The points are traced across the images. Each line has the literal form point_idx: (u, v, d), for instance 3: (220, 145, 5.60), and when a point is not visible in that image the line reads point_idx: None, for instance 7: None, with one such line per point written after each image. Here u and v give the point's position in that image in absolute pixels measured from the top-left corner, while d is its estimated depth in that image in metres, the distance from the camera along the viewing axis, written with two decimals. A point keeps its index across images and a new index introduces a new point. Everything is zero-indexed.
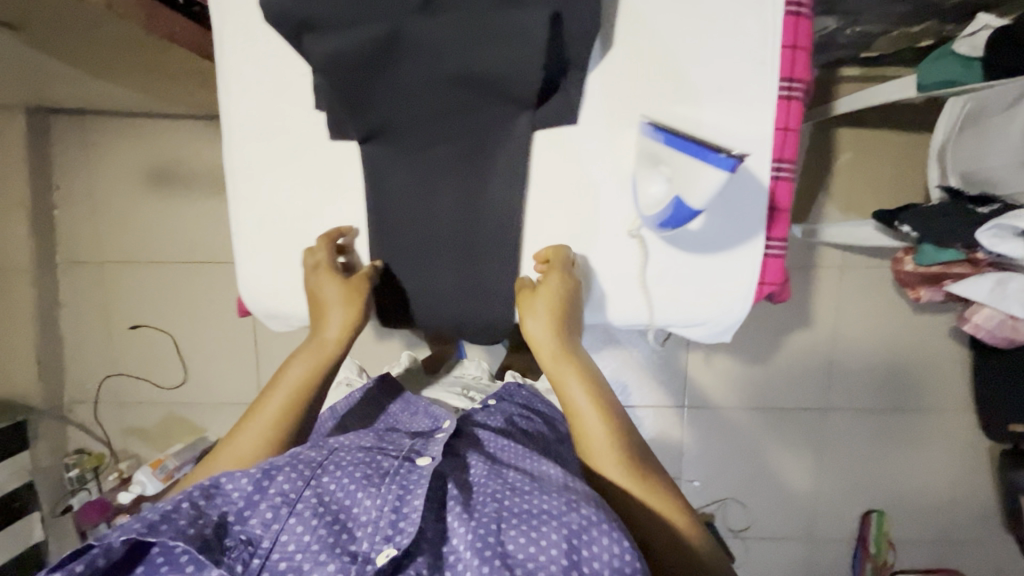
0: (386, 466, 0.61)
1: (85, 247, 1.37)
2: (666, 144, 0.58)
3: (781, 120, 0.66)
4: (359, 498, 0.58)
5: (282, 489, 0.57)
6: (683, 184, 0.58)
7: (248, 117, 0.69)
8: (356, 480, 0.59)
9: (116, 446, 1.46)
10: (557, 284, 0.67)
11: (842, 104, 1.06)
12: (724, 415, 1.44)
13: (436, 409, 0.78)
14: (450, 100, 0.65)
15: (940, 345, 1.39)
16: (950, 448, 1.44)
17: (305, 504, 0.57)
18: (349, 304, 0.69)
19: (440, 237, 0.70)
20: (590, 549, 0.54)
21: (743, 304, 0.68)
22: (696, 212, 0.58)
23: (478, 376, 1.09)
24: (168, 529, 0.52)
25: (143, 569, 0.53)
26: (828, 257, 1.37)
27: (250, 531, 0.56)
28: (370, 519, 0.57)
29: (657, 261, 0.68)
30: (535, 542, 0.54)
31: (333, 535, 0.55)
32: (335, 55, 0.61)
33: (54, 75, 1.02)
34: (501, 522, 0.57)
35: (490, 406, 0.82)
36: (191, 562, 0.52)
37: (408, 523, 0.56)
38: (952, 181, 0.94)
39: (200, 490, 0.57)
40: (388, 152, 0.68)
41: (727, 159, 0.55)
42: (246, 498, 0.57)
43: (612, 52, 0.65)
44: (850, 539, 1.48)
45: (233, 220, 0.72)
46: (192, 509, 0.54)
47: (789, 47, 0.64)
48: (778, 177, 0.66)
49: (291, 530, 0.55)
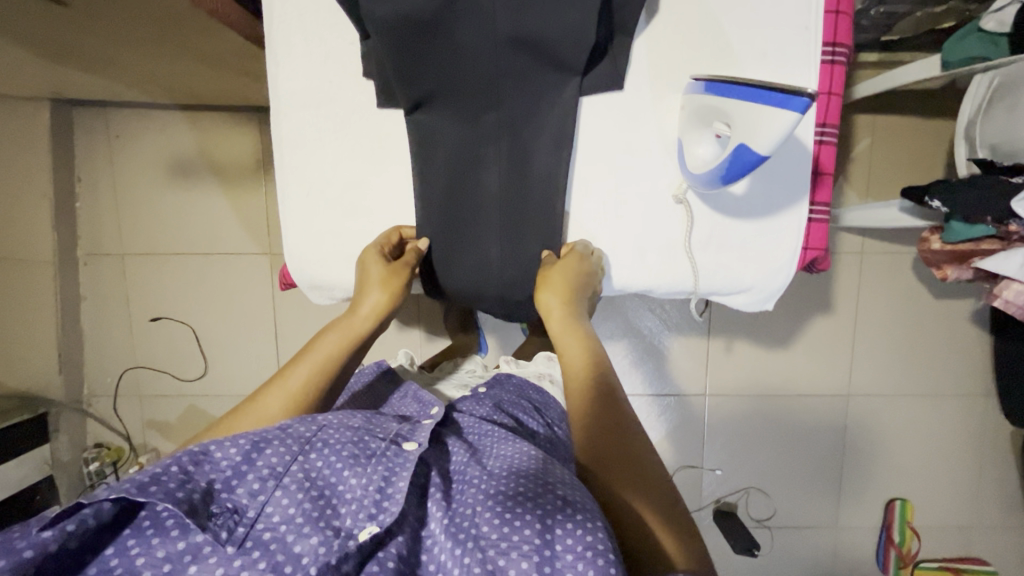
0: (374, 446, 0.57)
1: (108, 240, 1.38)
2: (719, 95, 0.58)
3: (824, 85, 0.67)
4: (344, 476, 0.53)
5: (270, 461, 0.52)
6: (746, 129, 0.56)
7: (294, 88, 0.70)
8: (343, 458, 0.54)
9: (135, 440, 1.46)
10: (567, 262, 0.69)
11: (863, 87, 1.08)
12: (746, 402, 1.43)
13: (424, 394, 0.74)
14: (495, 65, 0.66)
15: (961, 329, 1.39)
16: (973, 433, 1.44)
17: (292, 478, 0.51)
18: (390, 285, 0.70)
19: (484, 204, 0.72)
20: (563, 541, 0.46)
21: (787, 271, 0.70)
22: (762, 159, 0.57)
23: (476, 369, 1.03)
24: (158, 490, 0.46)
25: (128, 535, 0.46)
26: (847, 242, 1.37)
27: (237, 501, 0.49)
28: (355, 497, 0.52)
29: (702, 226, 0.69)
30: (510, 523, 0.48)
31: (318, 511, 0.49)
32: (393, 16, 0.62)
33: (88, 66, 1.04)
34: (484, 503, 0.51)
35: (480, 393, 0.80)
36: (179, 527, 0.46)
37: (392, 502, 0.51)
38: (979, 154, 0.96)
39: (188, 455, 0.50)
40: (437, 118, 0.70)
41: (800, 100, 0.53)
42: (235, 466, 0.51)
43: (659, 16, 0.66)
44: (874, 527, 1.48)
45: (281, 193, 0.73)
46: (180, 472, 0.48)
47: (832, 12, 0.65)
48: (822, 142, 0.68)
49: (276, 503, 0.49)
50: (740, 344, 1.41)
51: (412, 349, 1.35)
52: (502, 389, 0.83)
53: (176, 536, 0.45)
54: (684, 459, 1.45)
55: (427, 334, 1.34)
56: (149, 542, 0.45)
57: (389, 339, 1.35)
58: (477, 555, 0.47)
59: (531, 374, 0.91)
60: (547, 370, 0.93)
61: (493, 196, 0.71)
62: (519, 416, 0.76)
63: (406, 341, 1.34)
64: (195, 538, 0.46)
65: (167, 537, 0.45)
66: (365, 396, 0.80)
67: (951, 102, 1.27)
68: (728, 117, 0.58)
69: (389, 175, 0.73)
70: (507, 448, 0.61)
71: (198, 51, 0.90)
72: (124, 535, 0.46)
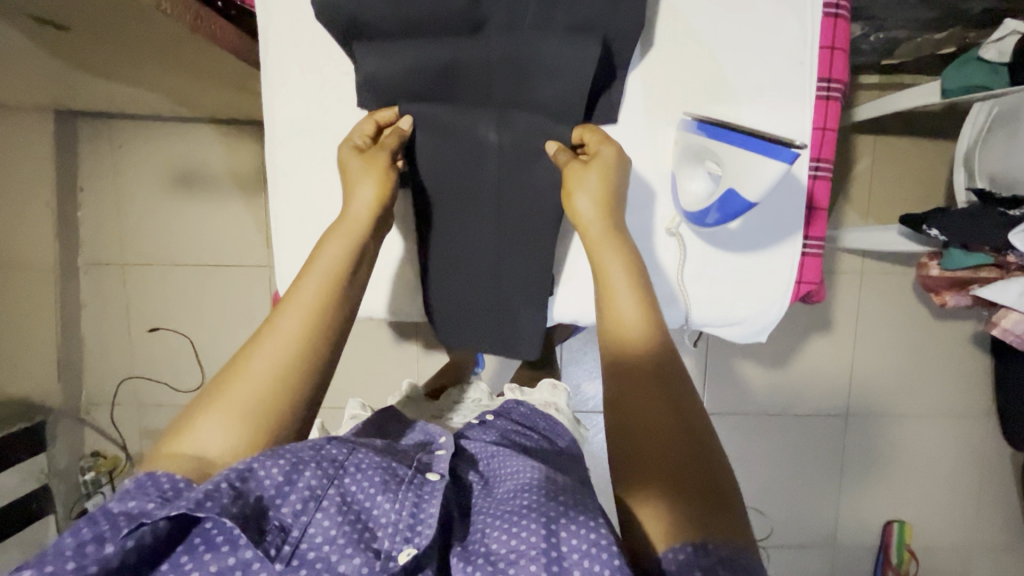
0: (401, 472, 0.54)
1: (108, 250, 1.39)
2: (711, 138, 0.59)
3: (819, 120, 0.67)
4: (378, 500, 0.51)
5: (310, 483, 0.50)
6: (735, 175, 0.56)
7: (291, 116, 0.70)
8: (376, 483, 0.52)
9: (131, 449, 1.46)
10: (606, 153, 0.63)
11: (862, 111, 1.08)
12: (743, 422, 1.42)
13: (432, 425, 0.74)
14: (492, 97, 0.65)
15: (960, 350, 1.39)
16: (972, 455, 1.43)
17: (331, 500, 0.49)
18: (380, 172, 0.63)
19: (477, 234, 0.71)
20: (566, 538, 0.47)
21: (780, 303, 0.69)
22: (750, 205, 0.57)
23: (480, 399, 1.03)
24: (214, 506, 0.44)
25: (181, 551, 0.45)
26: (847, 263, 1.36)
27: (283, 518, 0.48)
28: (390, 521, 0.50)
29: (695, 259, 0.69)
30: (516, 536, 0.48)
31: (358, 533, 0.49)
32: (388, 59, 0.64)
33: (89, 80, 1.04)
34: (517, 515, 0.50)
35: (488, 422, 0.79)
36: (229, 543, 0.45)
37: (427, 525, 0.50)
38: (978, 184, 0.95)
39: (235, 470, 0.47)
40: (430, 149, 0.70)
41: (788, 152, 0.53)
42: (279, 485, 0.49)
43: (653, 51, 0.66)
44: (872, 549, 1.46)
45: (273, 218, 0.73)
46: (233, 488, 0.46)
47: (827, 48, 0.66)
48: (816, 177, 0.68)
49: (318, 524, 0.48)
50: (739, 362, 1.40)
51: (409, 362, 1.35)
52: (507, 418, 0.82)
53: (226, 552, 0.44)
54: None
55: (424, 347, 1.34)
56: (201, 558, 0.44)
57: (386, 353, 1.35)
58: (489, 569, 0.47)
59: (538, 404, 0.92)
60: (553, 400, 0.95)
61: (486, 224, 0.71)
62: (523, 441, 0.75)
63: (402, 355, 1.34)
64: (244, 553, 0.44)
65: (218, 553, 0.45)
66: (367, 432, 0.78)
67: (952, 123, 1.27)
68: (718, 158, 0.58)
69: None
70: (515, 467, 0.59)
71: (198, 70, 0.91)
72: (178, 552, 0.45)
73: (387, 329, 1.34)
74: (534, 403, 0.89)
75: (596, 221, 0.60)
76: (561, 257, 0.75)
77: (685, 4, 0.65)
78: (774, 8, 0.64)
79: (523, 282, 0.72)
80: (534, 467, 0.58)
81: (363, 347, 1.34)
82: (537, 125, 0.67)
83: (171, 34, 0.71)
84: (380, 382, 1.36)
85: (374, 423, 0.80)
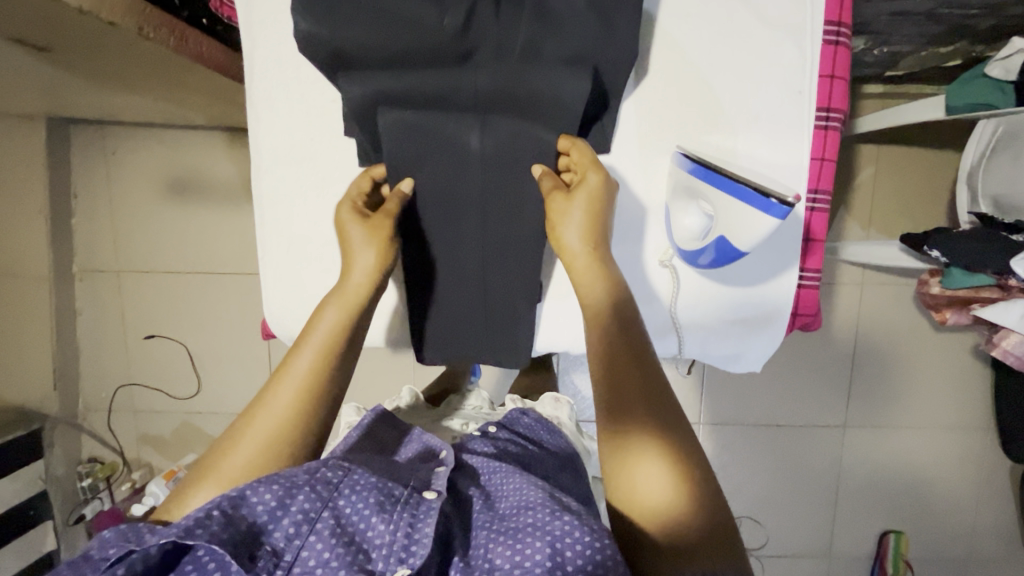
0: (397, 492, 0.53)
1: (103, 258, 1.38)
2: (702, 180, 0.58)
3: (816, 150, 0.66)
4: (373, 521, 0.49)
5: (303, 506, 0.49)
6: (726, 224, 0.57)
7: (277, 142, 0.69)
8: (371, 504, 0.50)
9: (128, 455, 1.47)
10: (596, 181, 0.61)
11: (864, 124, 1.06)
12: (739, 433, 1.42)
13: (431, 437, 0.73)
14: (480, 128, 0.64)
15: (961, 362, 1.37)
16: (969, 467, 1.42)
17: (324, 523, 0.48)
18: (379, 243, 0.64)
19: (466, 262, 0.70)
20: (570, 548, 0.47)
21: (778, 330, 0.68)
22: (741, 253, 0.58)
23: (481, 406, 1.03)
24: (203, 533, 0.44)
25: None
26: (847, 274, 1.35)
27: (277, 542, 0.47)
28: (385, 543, 0.48)
29: (689, 290, 0.68)
30: (520, 554, 0.47)
31: (353, 555, 0.47)
32: (371, 90, 0.62)
33: (78, 91, 1.03)
34: (522, 533, 0.49)
35: (490, 433, 0.79)
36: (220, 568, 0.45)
37: (422, 545, 0.48)
38: (981, 206, 0.94)
39: (227, 498, 0.48)
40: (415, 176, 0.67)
41: (779, 207, 0.53)
42: (272, 509, 0.48)
43: (647, 80, 0.64)
44: (867, 559, 1.47)
45: (260, 244, 0.71)
46: (224, 515, 0.46)
47: (826, 77, 0.64)
48: (812, 209, 0.66)
49: (311, 547, 0.47)
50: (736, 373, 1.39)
51: (405, 372, 1.34)
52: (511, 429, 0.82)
53: None
54: None
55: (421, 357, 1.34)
56: None
57: (381, 362, 1.34)
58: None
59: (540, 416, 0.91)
60: (555, 413, 0.94)
61: (474, 252, 0.70)
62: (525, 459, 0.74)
63: (399, 364, 1.34)
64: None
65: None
66: (366, 444, 0.76)
67: (958, 135, 1.24)
68: (710, 202, 0.58)
69: None
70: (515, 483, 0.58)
71: (187, 86, 0.89)
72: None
73: None
74: (539, 413, 0.88)
75: (580, 253, 0.62)
76: (553, 282, 0.74)
77: (680, 32, 0.63)
78: (771, 36, 0.62)
79: (512, 311, 0.71)
80: (536, 485, 0.56)
81: (358, 356, 1.34)
82: (527, 154, 0.65)
83: (156, 56, 0.70)
84: (376, 391, 1.35)
85: (373, 431, 0.78)
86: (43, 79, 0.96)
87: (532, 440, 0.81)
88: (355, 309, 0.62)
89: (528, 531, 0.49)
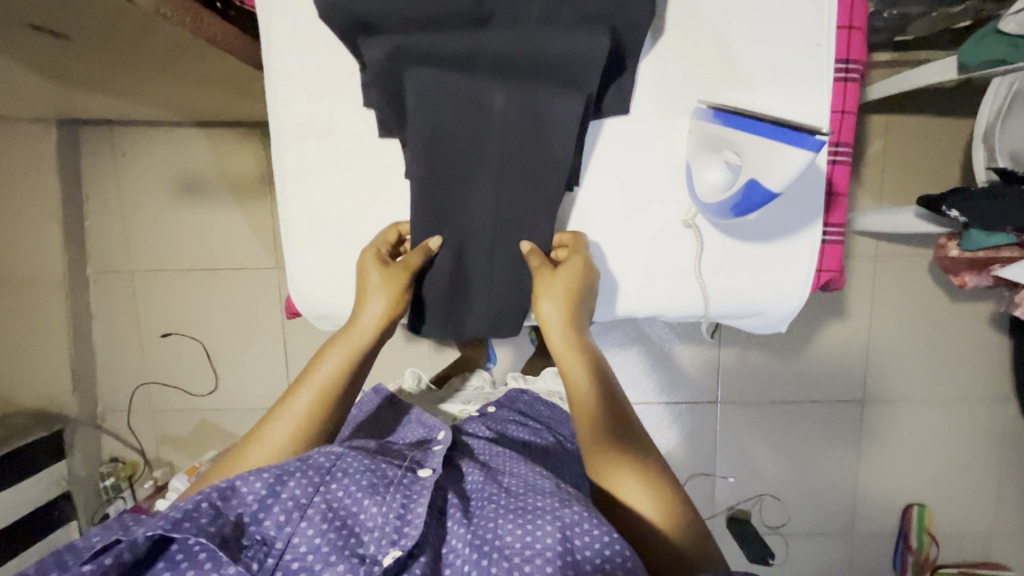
0: (390, 473, 0.56)
1: (117, 258, 1.39)
2: (733, 125, 0.57)
3: (837, 103, 0.67)
4: (364, 504, 0.53)
5: (294, 493, 0.52)
6: (756, 165, 0.55)
7: (295, 119, 0.69)
8: (362, 487, 0.54)
9: (149, 454, 1.47)
10: (578, 265, 0.67)
11: (876, 91, 1.06)
12: (757, 410, 1.41)
13: (429, 418, 0.74)
14: (498, 93, 0.63)
15: (980, 332, 1.36)
16: (991, 437, 1.41)
17: (315, 509, 0.51)
18: (393, 293, 0.67)
19: (489, 232, 0.69)
20: (582, 549, 0.49)
21: (802, 292, 0.70)
22: (773, 193, 0.56)
23: (483, 386, 1.06)
24: (191, 526, 0.46)
25: (162, 567, 0.47)
26: (861, 247, 1.34)
27: (266, 531, 0.50)
28: (377, 525, 0.52)
29: (713, 249, 0.69)
30: (530, 533, 0.50)
31: (342, 539, 0.50)
32: (391, 55, 0.62)
33: (88, 93, 1.03)
34: (532, 515, 0.52)
35: (488, 413, 0.82)
36: (211, 559, 0.47)
37: (413, 526, 0.52)
38: (999, 162, 0.93)
39: (216, 490, 0.50)
40: (433, 145, 0.65)
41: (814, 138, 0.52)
42: (261, 499, 0.51)
43: (663, 41, 0.65)
44: (892, 534, 1.45)
45: (282, 221, 0.72)
46: (212, 508, 0.48)
47: (845, 28, 0.65)
48: (836, 161, 0.68)
49: (302, 533, 0.50)
50: (751, 350, 1.38)
51: (420, 362, 1.35)
52: (511, 408, 0.85)
53: (209, 570, 0.46)
54: (697, 467, 1.44)
55: (435, 345, 1.34)
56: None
57: (396, 353, 1.34)
58: (502, 564, 0.49)
59: (541, 391, 0.93)
60: (556, 388, 0.95)
61: (497, 221, 0.68)
62: (520, 437, 0.77)
63: (414, 354, 1.34)
64: (227, 569, 0.46)
65: (200, 570, 0.46)
66: (366, 424, 0.79)
67: (969, 102, 1.23)
68: (738, 148, 0.57)
69: (397, 203, 0.72)
70: (523, 471, 0.61)
71: (197, 76, 0.89)
72: (158, 568, 0.47)
73: (399, 328, 1.34)
74: (537, 391, 0.91)
75: (556, 327, 0.67)
76: None
77: None
78: None
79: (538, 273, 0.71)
80: (544, 474, 0.60)
81: None
82: (550, 117, 0.64)
83: (171, 39, 0.70)
84: (392, 381, 1.36)
85: (375, 415, 0.80)
86: (50, 84, 0.97)
87: (532, 418, 0.84)
88: (359, 356, 0.66)
89: (540, 513, 0.52)
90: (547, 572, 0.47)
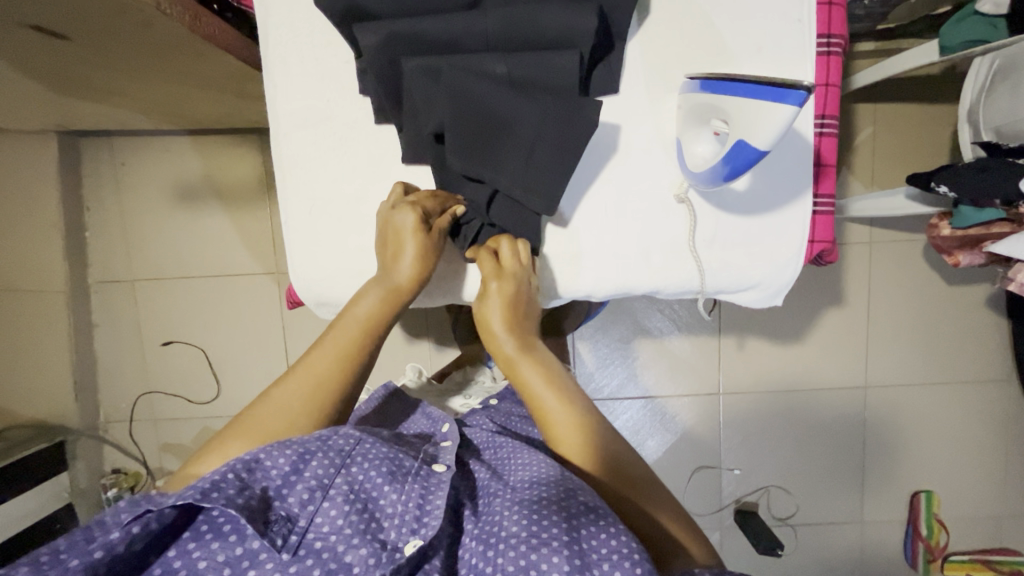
0: (408, 463, 0.54)
1: (117, 267, 1.40)
2: (722, 94, 0.58)
3: (821, 76, 0.70)
4: (385, 490, 0.51)
5: (316, 473, 0.50)
6: (744, 126, 0.56)
7: (295, 108, 0.71)
8: (383, 473, 0.51)
9: (151, 465, 1.46)
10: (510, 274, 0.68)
11: (860, 77, 1.09)
12: (758, 399, 1.41)
13: (434, 410, 0.73)
14: (487, 59, 0.65)
15: (977, 313, 1.37)
16: (993, 418, 1.41)
17: (337, 490, 0.49)
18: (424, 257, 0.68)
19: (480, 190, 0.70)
20: (589, 541, 0.46)
21: (795, 266, 0.72)
22: (762, 153, 0.57)
23: (485, 381, 1.07)
24: (220, 496, 0.45)
25: (188, 537, 0.46)
26: (855, 233, 1.36)
27: (289, 508, 0.48)
28: (397, 512, 0.50)
29: (706, 225, 0.71)
30: (535, 522, 0.47)
31: (365, 523, 0.48)
32: (389, 36, 0.64)
33: (89, 103, 1.05)
34: (536, 507, 0.49)
35: (491, 406, 0.80)
36: (236, 531, 0.46)
37: (434, 516, 0.49)
38: (985, 138, 0.96)
39: (242, 462, 0.49)
40: (427, 113, 0.66)
41: (795, 92, 0.53)
42: (285, 475, 0.49)
43: (649, 20, 0.68)
44: (901, 522, 1.44)
45: (282, 208, 0.74)
46: (238, 480, 0.47)
47: (825, 5, 0.69)
48: (822, 133, 0.71)
49: (325, 513, 0.48)
50: (751, 339, 1.39)
51: (421, 362, 1.35)
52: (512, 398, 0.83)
53: (234, 541, 0.45)
54: (703, 460, 1.42)
55: (436, 345, 1.34)
56: (209, 546, 0.45)
57: (397, 353, 1.35)
58: (509, 553, 0.46)
59: None
60: None
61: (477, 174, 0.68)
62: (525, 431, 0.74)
63: (415, 353, 1.34)
64: (252, 543, 0.45)
65: (226, 541, 0.45)
66: (374, 417, 0.76)
67: (953, 87, 1.26)
68: (727, 115, 0.58)
69: (389, 185, 0.73)
70: (527, 461, 0.58)
71: (195, 79, 0.91)
72: (184, 539, 0.46)
73: (398, 328, 1.34)
74: None
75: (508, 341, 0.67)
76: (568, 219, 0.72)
77: None
78: None
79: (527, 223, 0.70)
80: (548, 463, 0.56)
81: None
82: (544, 71, 0.65)
83: (169, 36, 0.72)
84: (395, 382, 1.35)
85: (382, 410, 0.77)
86: (52, 93, 0.99)
87: None
88: (377, 331, 0.65)
89: (547, 505, 0.49)
90: (555, 562, 0.44)
